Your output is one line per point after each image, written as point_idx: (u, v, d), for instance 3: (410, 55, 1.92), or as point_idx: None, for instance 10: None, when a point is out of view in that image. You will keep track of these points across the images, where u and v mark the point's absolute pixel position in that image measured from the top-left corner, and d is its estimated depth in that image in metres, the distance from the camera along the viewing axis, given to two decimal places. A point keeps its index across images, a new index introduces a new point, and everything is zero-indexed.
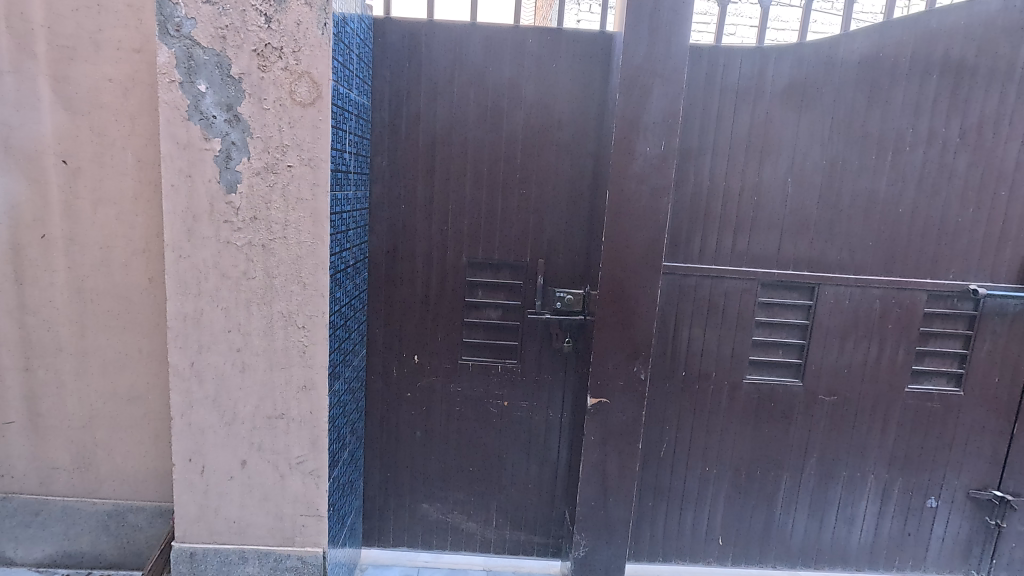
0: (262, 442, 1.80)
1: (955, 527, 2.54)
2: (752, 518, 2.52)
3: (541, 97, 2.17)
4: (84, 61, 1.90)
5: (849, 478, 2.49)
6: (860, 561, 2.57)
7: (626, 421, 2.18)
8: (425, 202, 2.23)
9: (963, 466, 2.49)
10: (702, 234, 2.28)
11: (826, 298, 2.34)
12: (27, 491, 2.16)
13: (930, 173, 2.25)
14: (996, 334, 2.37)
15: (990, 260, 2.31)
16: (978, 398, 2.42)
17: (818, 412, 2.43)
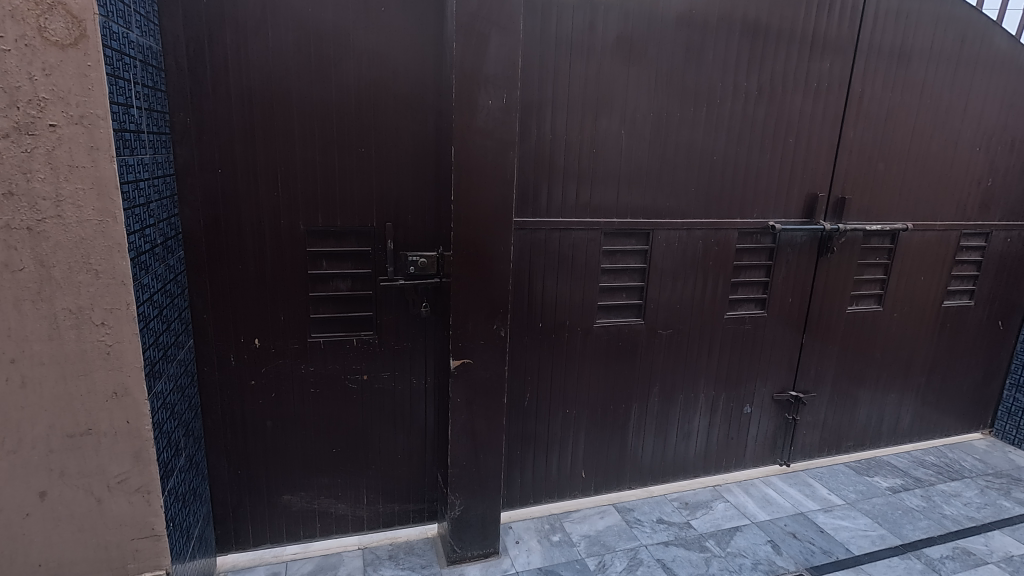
0: (65, 467, 1.48)
1: (764, 426, 3.04)
2: (609, 448, 2.75)
3: (371, 45, 1.98)
4: None
5: (685, 399, 2.82)
6: (696, 468, 2.97)
7: (490, 379, 2.20)
8: (248, 166, 1.96)
9: (769, 376, 2.95)
10: (548, 188, 2.32)
11: (659, 242, 2.55)
12: None
13: (737, 124, 2.52)
14: (789, 262, 2.80)
15: (783, 200, 2.70)
16: (778, 317, 2.87)
17: (658, 346, 2.68)
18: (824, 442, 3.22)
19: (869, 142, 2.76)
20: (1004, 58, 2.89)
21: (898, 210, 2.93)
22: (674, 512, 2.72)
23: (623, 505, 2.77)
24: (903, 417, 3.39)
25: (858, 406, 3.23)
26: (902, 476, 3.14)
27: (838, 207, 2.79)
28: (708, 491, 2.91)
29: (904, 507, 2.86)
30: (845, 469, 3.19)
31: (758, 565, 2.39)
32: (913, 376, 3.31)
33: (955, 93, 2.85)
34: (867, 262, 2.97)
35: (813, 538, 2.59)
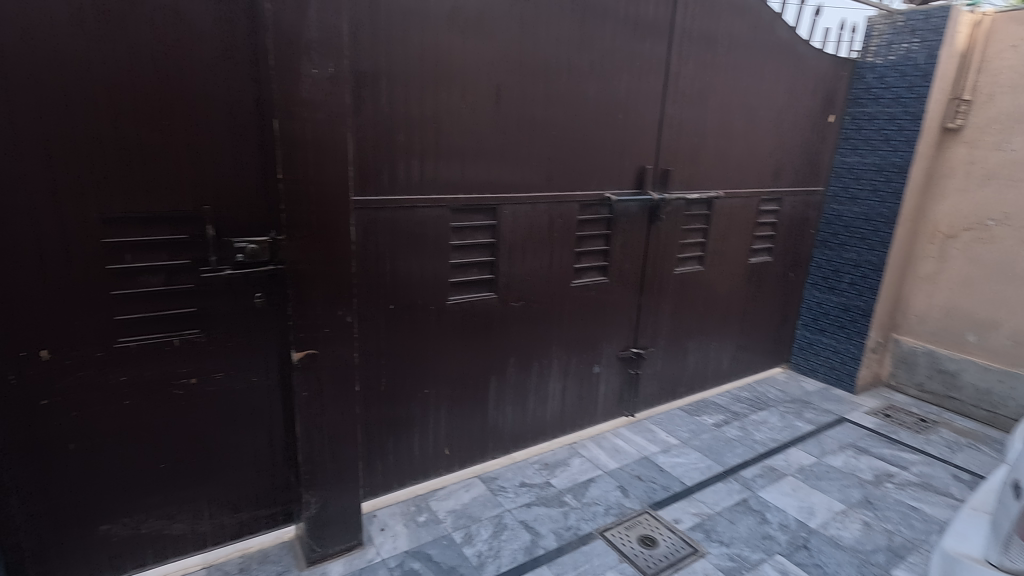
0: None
1: (611, 383, 3.32)
2: (471, 422, 2.79)
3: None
4: None
5: (540, 367, 2.96)
6: (554, 429, 3.16)
7: (340, 368, 2.09)
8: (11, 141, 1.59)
9: (613, 336, 3.21)
10: (390, 164, 2.22)
11: (506, 217, 2.59)
12: None
13: (572, 100, 2.62)
14: (625, 231, 3.03)
15: (617, 172, 2.89)
16: (618, 282, 3.11)
17: (512, 318, 2.76)
18: (661, 390, 3.61)
19: (686, 119, 3.05)
20: (786, 46, 3.35)
21: (712, 180, 3.30)
22: (535, 474, 2.88)
23: (488, 474, 2.86)
24: (723, 361, 3.91)
25: (687, 355, 3.65)
26: (723, 411, 3.64)
27: (664, 178, 3.06)
28: (565, 449, 3.12)
29: (726, 439, 3.32)
30: (680, 412, 3.62)
31: (609, 511, 2.63)
32: (729, 325, 3.82)
33: (751, 75, 3.25)
34: (689, 227, 3.32)
35: (654, 478, 2.91)
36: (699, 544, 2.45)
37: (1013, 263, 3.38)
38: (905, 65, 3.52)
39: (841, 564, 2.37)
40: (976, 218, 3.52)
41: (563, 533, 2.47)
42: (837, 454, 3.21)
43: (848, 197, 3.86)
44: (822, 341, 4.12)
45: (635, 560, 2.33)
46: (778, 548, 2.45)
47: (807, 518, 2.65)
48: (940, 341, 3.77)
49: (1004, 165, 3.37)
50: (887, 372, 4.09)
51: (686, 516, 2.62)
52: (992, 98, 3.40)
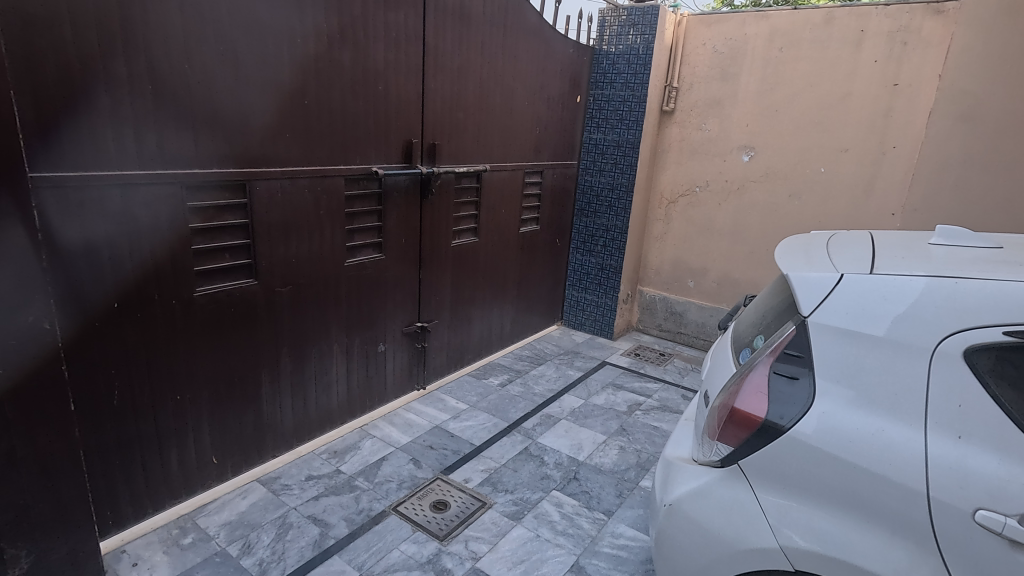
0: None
1: (398, 359, 3.32)
2: (241, 424, 2.53)
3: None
4: None
5: (319, 353, 2.80)
6: (342, 415, 3.05)
7: (39, 385, 1.69)
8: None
9: (395, 313, 3.19)
10: (91, 133, 1.82)
11: (259, 194, 2.34)
12: None
13: (324, 67, 2.46)
14: (398, 206, 3.00)
15: (382, 146, 2.81)
16: (396, 258, 3.08)
17: (279, 305, 2.55)
18: (450, 360, 3.73)
19: (448, 94, 3.10)
20: (534, 29, 3.62)
21: (479, 154, 3.44)
22: (323, 465, 2.75)
23: (269, 475, 2.64)
24: (505, 324, 4.20)
25: (471, 323, 3.83)
26: (507, 371, 3.93)
27: (431, 152, 3.09)
28: (355, 433, 3.04)
29: (510, 396, 3.58)
30: (469, 377, 3.79)
31: (402, 485, 2.65)
32: (507, 291, 4.10)
33: (505, 54, 3.44)
34: (462, 200, 3.43)
35: (446, 444, 3.02)
36: (487, 497, 2.61)
37: (713, 221, 4.23)
38: (630, 54, 4.08)
39: (603, 486, 2.76)
40: (688, 185, 4.31)
41: (354, 518, 2.41)
42: (600, 393, 3.71)
43: (597, 170, 4.40)
44: (586, 297, 4.68)
45: (428, 526, 2.39)
46: (554, 484, 2.75)
47: (577, 453, 3.02)
48: (670, 288, 4.59)
49: (703, 142, 4.17)
50: (636, 318, 4.84)
51: (475, 474, 2.78)
52: (692, 86, 4.15)
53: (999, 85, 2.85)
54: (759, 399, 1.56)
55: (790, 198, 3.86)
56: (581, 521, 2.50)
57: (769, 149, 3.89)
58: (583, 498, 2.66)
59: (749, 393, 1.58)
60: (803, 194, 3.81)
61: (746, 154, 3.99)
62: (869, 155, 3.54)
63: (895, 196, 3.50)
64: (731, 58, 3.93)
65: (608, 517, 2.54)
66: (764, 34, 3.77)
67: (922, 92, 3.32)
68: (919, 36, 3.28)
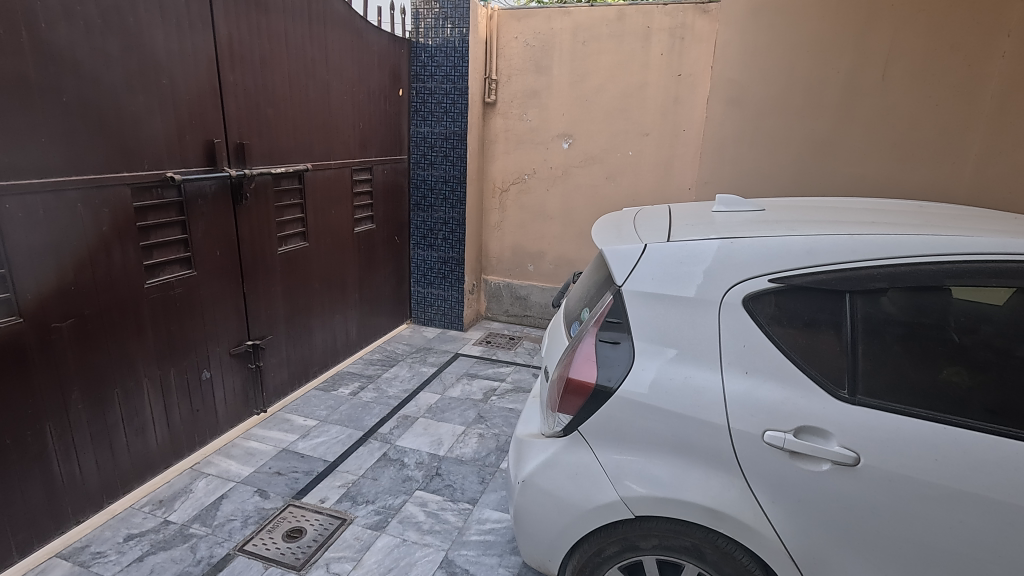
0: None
1: (230, 384, 3.00)
2: (25, 492, 2.08)
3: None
4: None
5: (124, 392, 2.41)
6: (166, 458, 2.67)
7: None
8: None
9: (218, 334, 2.86)
10: None
11: (10, 213, 1.91)
12: None
13: (84, 58, 2.08)
14: (205, 214, 2.67)
15: (176, 147, 2.48)
16: (211, 273, 2.75)
17: (59, 344, 2.13)
18: (292, 376, 3.46)
19: (251, 87, 2.83)
20: (343, 19, 3.45)
21: (298, 153, 3.21)
22: (145, 519, 2.38)
23: (73, 546, 2.20)
24: (351, 330, 4.01)
25: (312, 333, 3.58)
26: (359, 378, 3.76)
27: (239, 152, 2.80)
28: (185, 476, 2.67)
29: (363, 403, 3.44)
30: (316, 391, 3.56)
31: (248, 520, 2.40)
32: (348, 294, 3.90)
33: (314, 46, 3.24)
34: (283, 204, 3.17)
35: (296, 466, 2.80)
36: (347, 512, 2.48)
37: (544, 207, 4.46)
38: (447, 47, 4.10)
39: (465, 476, 2.78)
40: (517, 174, 4.49)
41: (191, 570, 2.12)
42: (455, 385, 3.72)
43: (428, 163, 4.37)
44: (432, 292, 4.66)
45: (282, 559, 2.19)
46: (417, 484, 2.70)
47: (437, 449, 3.00)
48: (513, 274, 4.75)
49: (526, 131, 4.36)
50: (484, 307, 4.94)
51: (331, 491, 2.61)
52: (510, 78, 4.31)
53: (753, 75, 3.39)
54: (590, 367, 1.67)
55: (607, 180, 4.21)
56: (447, 515, 2.50)
57: (585, 136, 4.20)
58: (447, 492, 2.65)
59: (581, 363, 1.69)
60: (617, 175, 4.18)
61: (566, 141, 4.25)
62: (666, 137, 3.99)
63: (689, 173, 4.00)
64: (542, 51, 4.15)
65: (473, 505, 2.57)
66: (568, 28, 4.04)
67: (700, 81, 3.83)
68: (693, 32, 3.76)
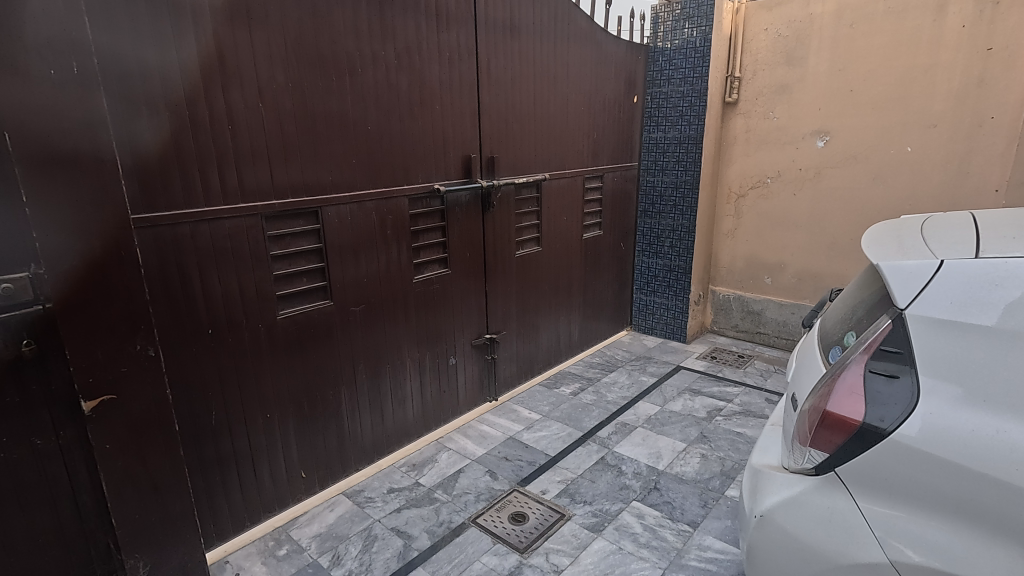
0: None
1: (470, 371, 3.37)
2: (325, 438, 2.64)
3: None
4: None
5: (393, 368, 2.89)
6: (419, 428, 3.12)
7: (151, 408, 1.83)
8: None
9: (463, 325, 3.24)
10: (182, 175, 1.96)
11: (330, 220, 2.44)
12: None
13: (383, 93, 2.54)
14: (460, 220, 3.05)
15: (442, 163, 2.88)
16: (461, 272, 3.13)
17: (353, 324, 2.64)
18: (520, 370, 3.73)
19: (503, 107, 3.14)
20: (584, 34, 3.59)
21: (537, 164, 3.45)
22: (403, 477, 2.82)
23: (353, 488, 2.73)
24: (573, 332, 4.16)
25: (538, 332, 3.82)
26: (579, 379, 3.89)
27: (490, 164, 3.13)
28: (432, 446, 3.09)
29: (583, 404, 3.54)
30: (540, 387, 3.79)
31: (480, 496, 2.66)
32: (572, 297, 4.06)
33: (558, 62, 3.45)
34: (522, 211, 3.44)
35: (521, 455, 3.01)
36: (566, 508, 2.58)
37: (788, 213, 4.01)
38: (688, 48, 3.96)
39: (686, 496, 2.65)
40: (758, 178, 4.12)
41: (436, 530, 2.44)
42: (676, 399, 3.58)
43: (659, 169, 4.29)
44: (655, 301, 4.57)
45: (508, 538, 2.38)
46: (634, 494, 2.67)
47: (656, 462, 2.92)
48: (745, 286, 4.38)
49: (771, 131, 3.98)
50: (710, 319, 4.66)
51: (552, 485, 2.75)
52: (756, 74, 3.98)
53: None
54: (856, 402, 1.43)
55: (872, 182, 3.59)
56: (665, 533, 2.41)
57: (846, 132, 3.64)
58: (666, 509, 2.56)
59: (844, 395, 1.45)
60: (887, 176, 3.53)
61: (821, 139, 3.75)
62: (962, 128, 3.23)
63: (998, 169, 3.17)
64: (797, 40, 3.73)
65: (694, 529, 2.43)
66: (832, 11, 3.56)
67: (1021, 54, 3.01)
68: None
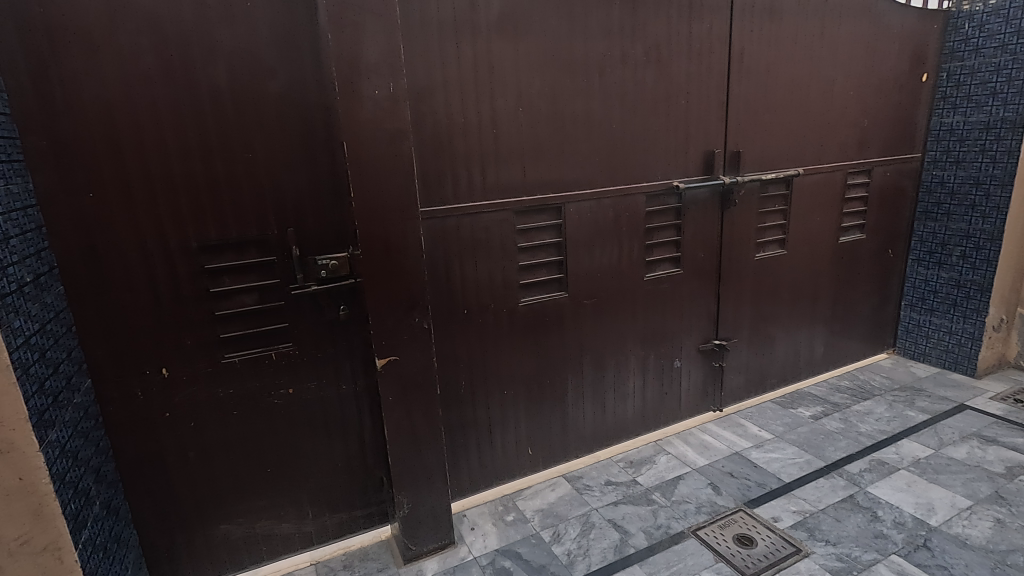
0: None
1: (695, 377, 3.22)
2: (550, 422, 2.79)
3: (229, 37, 1.79)
4: None
5: (617, 364, 2.91)
6: (637, 427, 3.10)
7: (420, 371, 2.15)
8: (105, 186, 1.74)
9: (691, 328, 3.11)
10: (454, 173, 2.26)
11: (571, 215, 2.56)
12: None
13: (629, 91, 2.56)
14: (696, 219, 2.92)
15: (683, 159, 2.79)
16: (693, 273, 3.00)
17: (584, 316, 2.73)
18: (749, 383, 3.44)
19: (753, 97, 2.90)
20: (860, 6, 3.11)
21: (789, 158, 3.12)
22: (620, 472, 2.83)
23: (572, 473, 2.84)
24: (816, 349, 3.67)
25: (774, 344, 3.47)
26: (822, 402, 3.42)
27: (734, 160, 2.93)
28: (650, 447, 3.05)
29: (826, 431, 3.10)
30: (773, 405, 3.43)
31: (701, 508, 2.53)
32: (819, 309, 3.58)
33: (824, 42, 3.05)
34: (767, 210, 3.15)
35: (749, 474, 2.77)
36: (803, 543, 2.29)
37: None
38: (1010, 8, 3.15)
39: (970, 565, 2.14)
40: None
41: (653, 532, 2.40)
42: (958, 444, 2.90)
43: (952, 162, 3.51)
44: (931, 321, 3.77)
45: (732, 559, 2.22)
46: (894, 547, 2.25)
47: (927, 516, 2.41)
48: None
49: None
50: (1014, 352, 3.66)
51: (785, 513, 2.47)
52: None
53: None
54: None
55: None
56: None
57: None
58: None
59: None
60: None
61: None
62: None
63: None
64: None
65: None
66: None
67: None
68: None
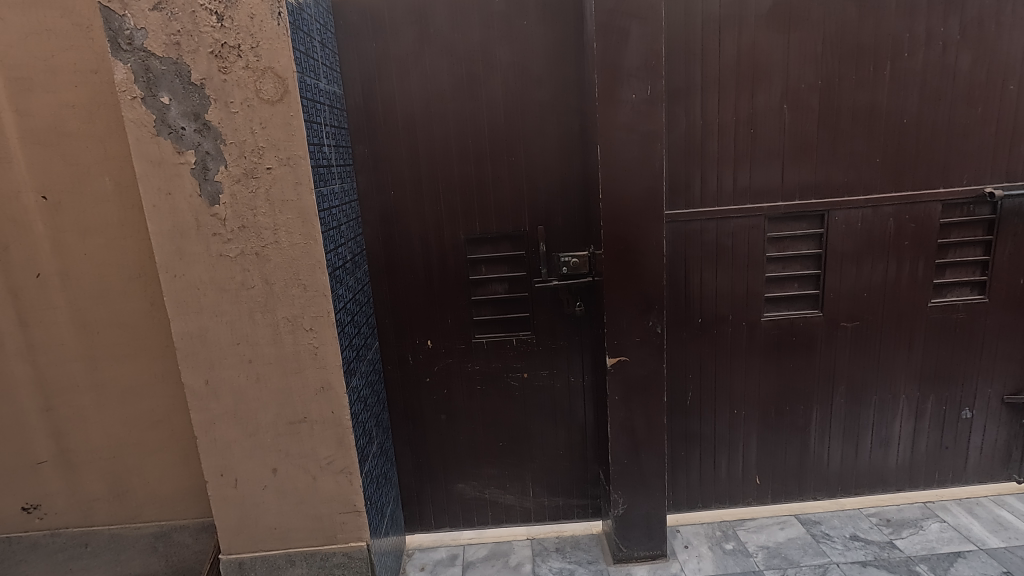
0: (228, 495, 1.84)
1: (993, 434, 2.54)
2: (786, 452, 2.51)
3: (507, 54, 2.00)
4: (57, 98, 1.82)
5: (880, 401, 2.46)
6: (899, 480, 2.59)
7: (647, 375, 2.13)
8: (402, 184, 2.11)
9: (995, 373, 2.46)
10: (702, 176, 2.17)
11: (836, 224, 2.25)
12: (108, 524, 2.18)
13: (932, 79, 2.13)
14: (1017, 235, 2.30)
15: (1004, 160, 2.22)
16: (1005, 304, 2.37)
17: (841, 340, 2.38)
18: None
19: None
20: None
21: None
22: (872, 529, 2.39)
23: (807, 516, 2.50)
24: None
25: None
26: None
27: None
28: (916, 508, 2.51)
29: None
30: None
31: None
32: None
33: None
34: None
35: None
36: None
37: None
38: None
39: None
40: None
41: None
42: None
43: None
44: None
45: None
46: None
47: None
48: None
49: None
50: None
51: None
52: None
53: None
54: None
55: None
56: None
57: None
58: None
59: None
60: None
61: None
62: None
63: None
64: None
65: None
66: None
67: None
68: None
